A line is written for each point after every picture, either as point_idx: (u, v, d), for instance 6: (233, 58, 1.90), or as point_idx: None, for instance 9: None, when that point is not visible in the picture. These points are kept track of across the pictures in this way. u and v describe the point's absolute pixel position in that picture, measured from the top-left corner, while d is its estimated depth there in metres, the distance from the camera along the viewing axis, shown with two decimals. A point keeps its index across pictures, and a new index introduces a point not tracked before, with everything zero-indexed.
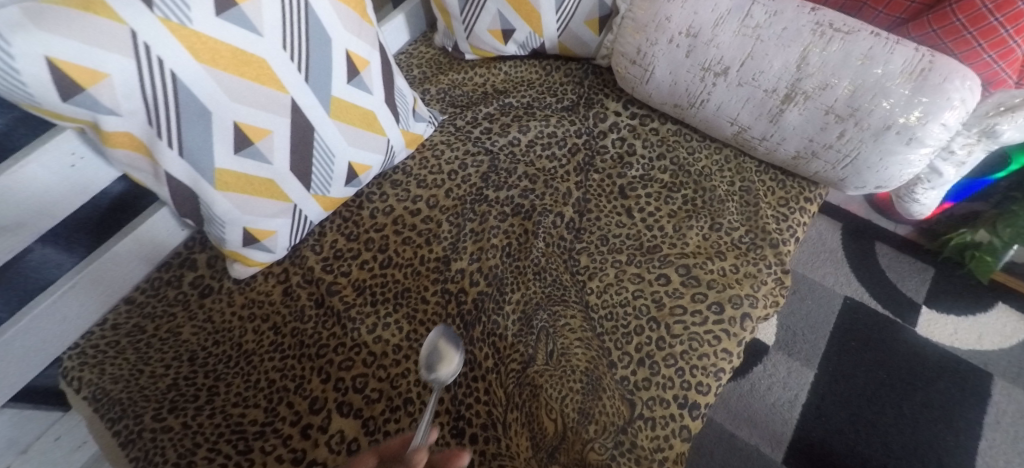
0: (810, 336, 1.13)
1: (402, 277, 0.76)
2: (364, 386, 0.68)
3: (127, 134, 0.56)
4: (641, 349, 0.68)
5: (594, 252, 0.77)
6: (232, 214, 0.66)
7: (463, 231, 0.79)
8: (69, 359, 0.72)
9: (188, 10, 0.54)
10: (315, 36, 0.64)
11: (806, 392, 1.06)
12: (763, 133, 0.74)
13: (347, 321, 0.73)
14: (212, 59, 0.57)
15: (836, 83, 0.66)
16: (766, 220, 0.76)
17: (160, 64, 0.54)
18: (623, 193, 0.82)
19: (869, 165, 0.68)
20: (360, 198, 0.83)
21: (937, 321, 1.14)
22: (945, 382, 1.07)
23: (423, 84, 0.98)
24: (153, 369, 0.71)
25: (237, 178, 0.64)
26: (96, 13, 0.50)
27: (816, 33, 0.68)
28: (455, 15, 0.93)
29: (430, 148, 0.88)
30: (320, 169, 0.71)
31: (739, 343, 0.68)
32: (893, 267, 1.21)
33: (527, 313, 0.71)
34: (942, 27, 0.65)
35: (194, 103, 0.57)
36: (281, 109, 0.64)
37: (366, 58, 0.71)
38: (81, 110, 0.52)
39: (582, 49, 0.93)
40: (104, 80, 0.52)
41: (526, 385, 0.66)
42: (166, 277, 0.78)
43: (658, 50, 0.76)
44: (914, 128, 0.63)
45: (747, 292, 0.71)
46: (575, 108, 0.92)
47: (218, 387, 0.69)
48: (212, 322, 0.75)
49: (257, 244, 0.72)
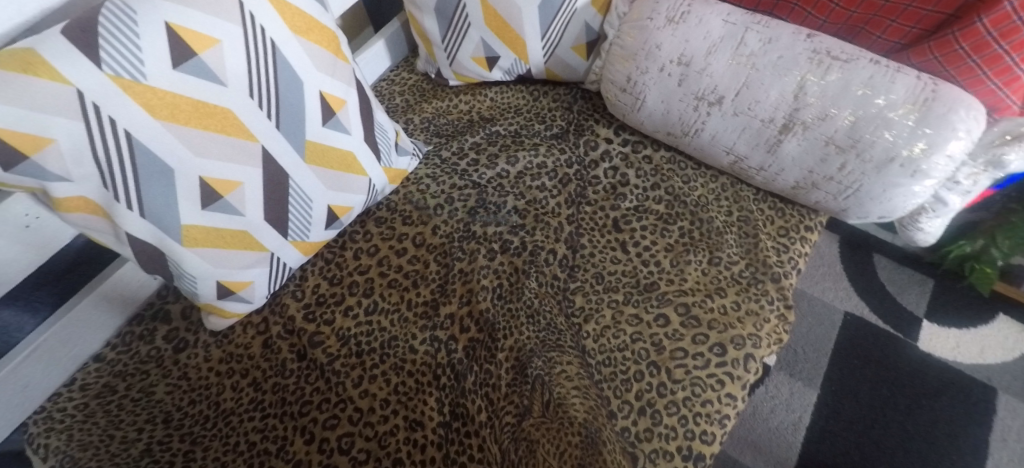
0: (811, 354, 1.09)
1: (388, 325, 0.72)
2: (350, 448, 0.64)
3: (82, 198, 0.53)
4: (641, 397, 0.65)
5: (590, 292, 0.74)
6: (203, 269, 0.62)
7: (452, 271, 0.75)
8: (35, 424, 0.66)
9: (141, 66, 0.51)
10: (285, 80, 0.61)
11: (810, 414, 1.02)
12: (760, 164, 0.72)
13: (331, 375, 0.69)
14: (171, 114, 0.54)
15: (836, 113, 0.65)
16: (767, 253, 0.74)
17: (112, 124, 0.51)
18: (618, 226, 0.79)
19: (872, 197, 0.66)
20: (343, 238, 0.79)
21: (939, 335, 1.09)
22: (951, 399, 1.03)
23: (406, 114, 0.95)
24: (125, 434, 0.65)
25: (207, 233, 0.60)
26: (38, 75, 0.48)
27: (814, 62, 0.66)
28: (437, 43, 0.90)
29: (414, 182, 0.84)
30: (297, 214, 0.67)
31: (743, 386, 0.65)
32: (892, 280, 1.17)
33: (522, 361, 0.67)
34: (945, 55, 0.63)
35: (155, 161, 0.55)
36: (250, 159, 0.60)
37: (342, 97, 0.67)
38: (28, 178, 0.49)
39: (570, 74, 0.90)
40: (49, 145, 0.49)
41: (522, 440, 0.62)
42: (138, 331, 0.74)
43: (648, 79, 0.75)
44: (918, 161, 0.62)
45: (751, 332, 0.68)
46: (564, 135, 0.89)
47: (194, 453, 0.65)
48: (187, 379, 0.70)
49: (233, 296, 0.68)
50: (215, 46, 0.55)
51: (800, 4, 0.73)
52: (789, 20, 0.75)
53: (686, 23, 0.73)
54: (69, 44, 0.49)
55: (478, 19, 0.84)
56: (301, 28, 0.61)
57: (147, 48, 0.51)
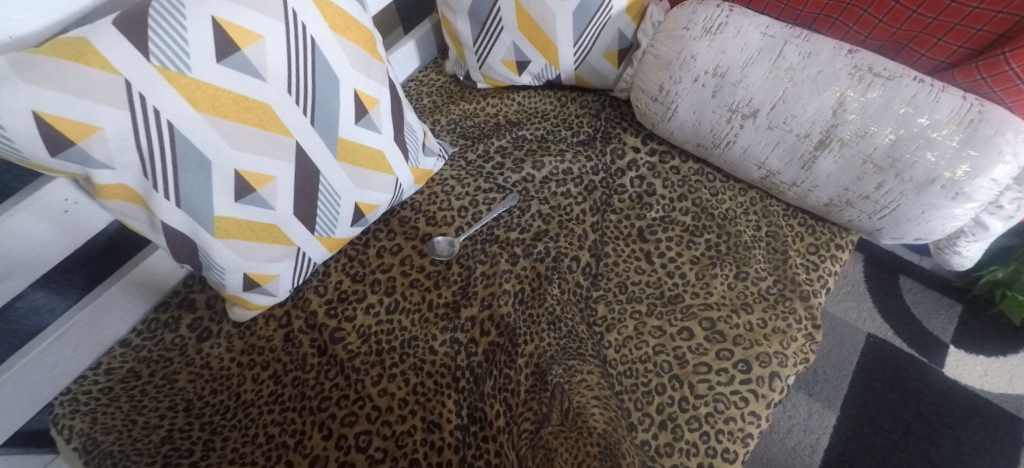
0: (832, 375, 1.06)
1: (409, 324, 0.72)
2: (367, 446, 0.64)
3: (122, 186, 0.54)
4: (662, 411, 0.65)
5: (613, 301, 0.74)
6: (232, 261, 0.63)
7: (474, 274, 0.75)
8: (60, 405, 0.67)
9: (186, 58, 0.52)
10: (322, 78, 0.61)
11: (830, 436, 0.99)
12: (793, 179, 0.72)
13: (351, 372, 0.69)
14: (212, 107, 0.55)
15: (875, 131, 0.64)
16: (795, 270, 0.73)
17: (156, 115, 0.52)
18: (643, 236, 0.78)
19: (909, 218, 0.65)
20: (366, 236, 0.80)
21: (966, 362, 1.06)
22: (977, 429, 0.99)
23: (434, 114, 0.95)
24: (147, 420, 0.66)
25: (238, 225, 0.61)
26: (89, 64, 0.49)
27: (854, 78, 0.65)
28: (468, 45, 0.90)
29: (439, 183, 0.84)
30: (325, 211, 0.68)
31: (768, 405, 0.64)
32: (919, 303, 1.14)
33: (542, 367, 0.67)
34: (993, 75, 0.62)
35: (193, 153, 0.55)
36: (285, 154, 0.61)
37: (375, 96, 0.68)
38: (72, 164, 0.50)
39: (600, 81, 0.89)
40: (96, 133, 0.50)
41: (539, 448, 0.61)
42: (163, 318, 0.74)
43: (681, 89, 0.75)
44: (960, 183, 0.60)
45: (777, 350, 0.67)
46: (591, 142, 0.89)
47: (213, 442, 0.65)
48: (209, 369, 0.71)
49: (258, 288, 0.68)
50: (258, 42, 0.56)
51: (842, 19, 0.72)
52: (828, 34, 0.74)
53: (723, 34, 0.72)
54: (119, 35, 0.50)
55: (512, 23, 0.84)
56: (341, 27, 0.62)
57: (193, 42, 0.52)
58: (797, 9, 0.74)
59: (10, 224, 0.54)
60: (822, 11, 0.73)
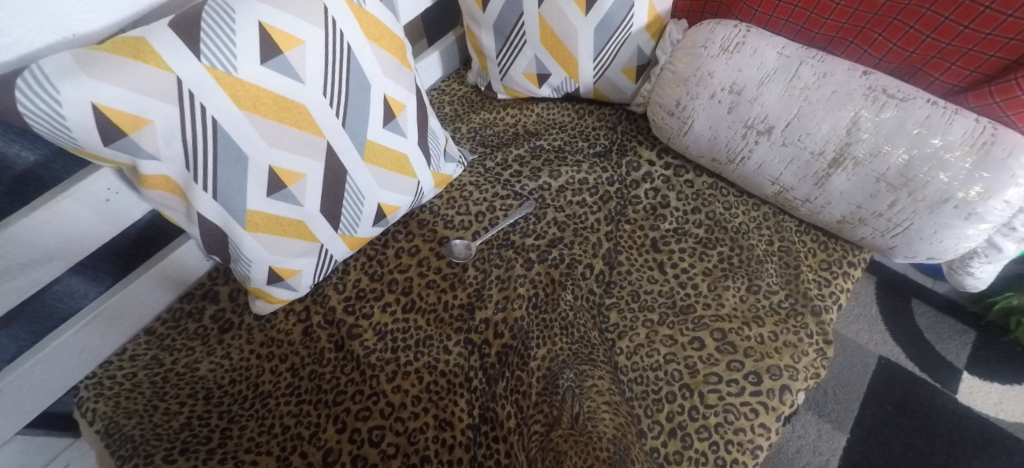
0: (843, 396, 1.05)
1: (424, 324, 0.74)
2: (380, 440, 0.65)
3: (164, 177, 0.57)
4: (672, 419, 0.66)
5: (625, 309, 0.75)
6: (259, 253, 0.65)
7: (489, 278, 0.77)
8: (85, 389, 0.69)
9: (233, 60, 0.56)
10: (355, 82, 0.64)
11: (838, 458, 0.98)
12: (806, 195, 0.73)
13: (366, 367, 0.70)
14: (254, 106, 0.58)
15: (889, 150, 0.65)
16: (808, 285, 0.74)
17: (202, 111, 0.55)
18: (656, 246, 0.80)
19: (923, 236, 0.66)
20: (385, 237, 0.82)
21: (980, 388, 1.05)
22: (992, 457, 0.98)
23: (455, 122, 0.98)
24: (168, 406, 0.68)
25: (267, 219, 0.64)
26: (146, 62, 0.52)
27: (868, 98, 0.67)
28: (491, 57, 0.92)
29: (458, 189, 0.86)
30: (349, 209, 0.71)
31: (778, 417, 0.65)
32: (932, 327, 1.13)
33: (553, 371, 0.69)
34: (1006, 99, 0.63)
35: (232, 148, 0.58)
36: (315, 153, 0.64)
37: (402, 102, 0.70)
38: (122, 154, 0.53)
39: (617, 95, 0.92)
40: (147, 125, 0.53)
41: (550, 450, 0.61)
42: (188, 308, 0.76)
43: (698, 104, 0.77)
44: (973, 204, 0.62)
45: (788, 363, 0.68)
46: (608, 154, 0.91)
47: (230, 431, 0.67)
48: (230, 359, 0.73)
49: (281, 282, 0.71)
50: (299, 47, 0.59)
51: (857, 42, 0.73)
52: (843, 56, 0.76)
53: (740, 53, 0.74)
54: (174, 36, 0.53)
55: (535, 37, 0.86)
56: (374, 36, 0.65)
57: (241, 44, 0.56)
58: (812, 31, 0.76)
59: (57, 210, 0.57)
60: (837, 34, 0.75)
